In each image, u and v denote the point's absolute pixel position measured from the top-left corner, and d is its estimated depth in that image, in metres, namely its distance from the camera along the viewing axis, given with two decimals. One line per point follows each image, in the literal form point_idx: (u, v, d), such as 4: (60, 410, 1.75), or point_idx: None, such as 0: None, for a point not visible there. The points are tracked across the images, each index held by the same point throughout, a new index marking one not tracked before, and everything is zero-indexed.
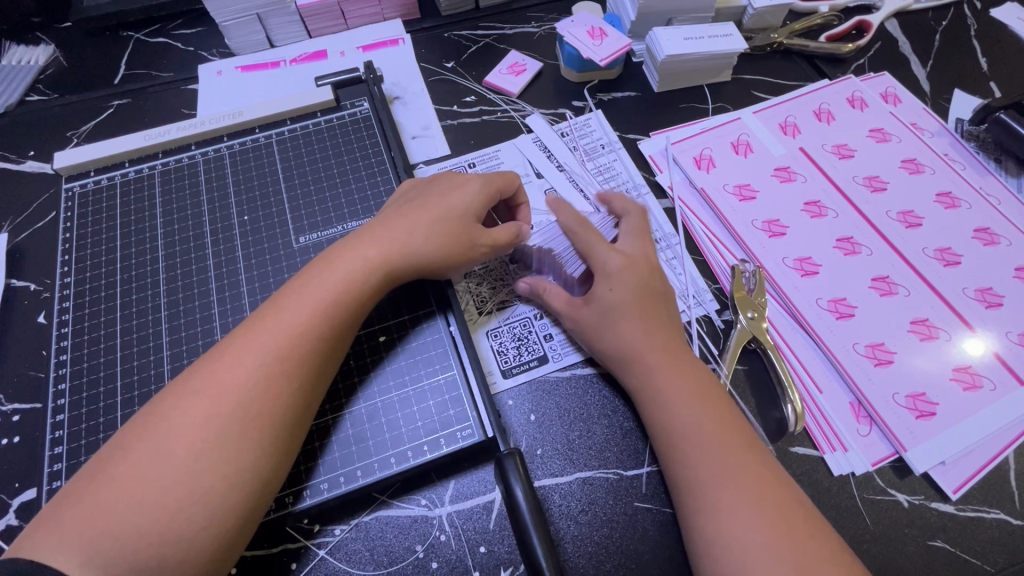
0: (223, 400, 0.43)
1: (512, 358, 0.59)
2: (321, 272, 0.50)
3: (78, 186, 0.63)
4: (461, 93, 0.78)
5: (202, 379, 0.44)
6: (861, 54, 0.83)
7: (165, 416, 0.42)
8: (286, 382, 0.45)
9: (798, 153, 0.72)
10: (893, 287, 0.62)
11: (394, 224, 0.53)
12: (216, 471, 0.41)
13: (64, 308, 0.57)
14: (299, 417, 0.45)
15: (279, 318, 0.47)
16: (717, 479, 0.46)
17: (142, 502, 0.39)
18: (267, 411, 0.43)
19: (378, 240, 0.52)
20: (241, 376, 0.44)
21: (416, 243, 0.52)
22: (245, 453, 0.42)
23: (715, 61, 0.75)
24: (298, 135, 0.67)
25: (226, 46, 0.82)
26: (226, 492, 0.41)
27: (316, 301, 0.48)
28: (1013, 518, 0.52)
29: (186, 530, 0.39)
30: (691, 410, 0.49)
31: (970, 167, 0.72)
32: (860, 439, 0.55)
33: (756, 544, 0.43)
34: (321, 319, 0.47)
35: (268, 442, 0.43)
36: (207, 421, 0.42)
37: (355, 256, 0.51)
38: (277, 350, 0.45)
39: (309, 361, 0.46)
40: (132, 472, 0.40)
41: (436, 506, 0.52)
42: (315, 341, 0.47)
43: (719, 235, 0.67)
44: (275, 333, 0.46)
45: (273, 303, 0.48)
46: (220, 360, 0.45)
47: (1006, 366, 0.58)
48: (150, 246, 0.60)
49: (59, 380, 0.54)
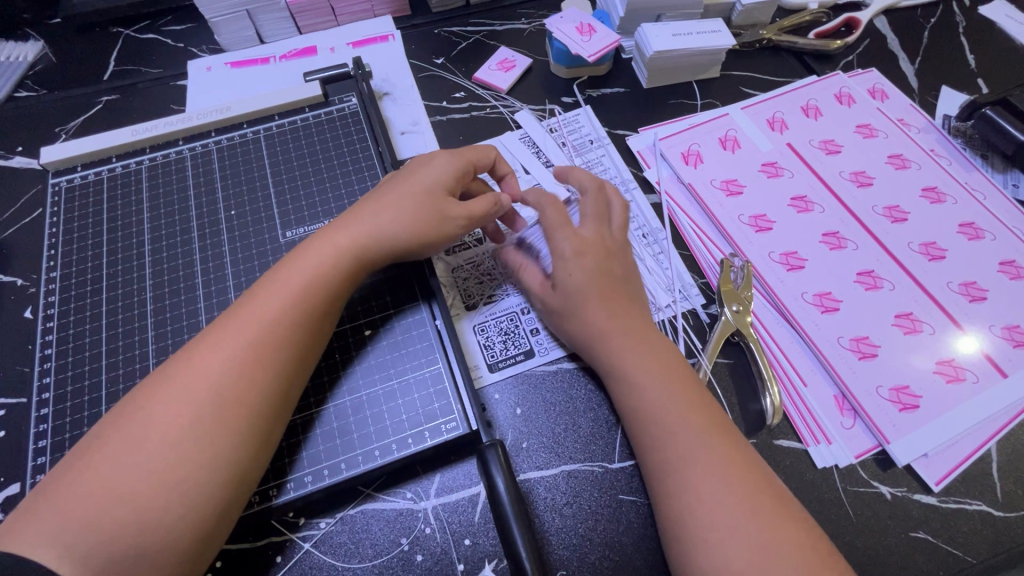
0: (199, 388, 0.43)
1: (498, 352, 0.60)
2: (298, 261, 0.50)
3: (66, 180, 0.63)
4: (450, 89, 0.78)
5: (179, 368, 0.44)
6: (850, 51, 0.83)
7: (143, 406, 0.42)
8: (263, 369, 0.45)
9: (786, 148, 0.72)
10: (878, 281, 0.62)
11: (371, 212, 0.53)
12: (194, 458, 0.41)
13: (50, 302, 0.57)
14: (279, 405, 0.46)
15: (255, 307, 0.47)
16: (692, 467, 0.45)
17: (123, 493, 0.39)
18: (243, 399, 0.44)
19: (355, 227, 0.52)
20: (218, 364, 0.44)
21: (393, 230, 0.52)
22: (222, 440, 0.42)
23: (703, 57, 0.76)
24: (286, 130, 0.67)
25: (216, 43, 0.82)
26: (204, 482, 0.41)
27: (292, 289, 0.48)
28: (994, 509, 0.53)
29: (165, 520, 0.39)
30: (667, 398, 0.49)
31: (956, 163, 0.72)
32: (844, 431, 0.55)
33: (733, 528, 0.43)
34: (298, 306, 0.48)
35: (246, 429, 0.43)
36: (184, 409, 0.42)
37: (331, 245, 0.51)
38: (252, 338, 0.46)
39: (286, 349, 0.46)
40: (111, 461, 0.40)
41: (421, 499, 0.52)
42: (293, 329, 0.47)
43: (706, 230, 0.67)
44: (250, 322, 0.46)
45: (251, 292, 0.49)
46: (197, 349, 0.45)
47: (989, 359, 0.58)
48: (136, 241, 0.60)
49: (44, 374, 0.54)
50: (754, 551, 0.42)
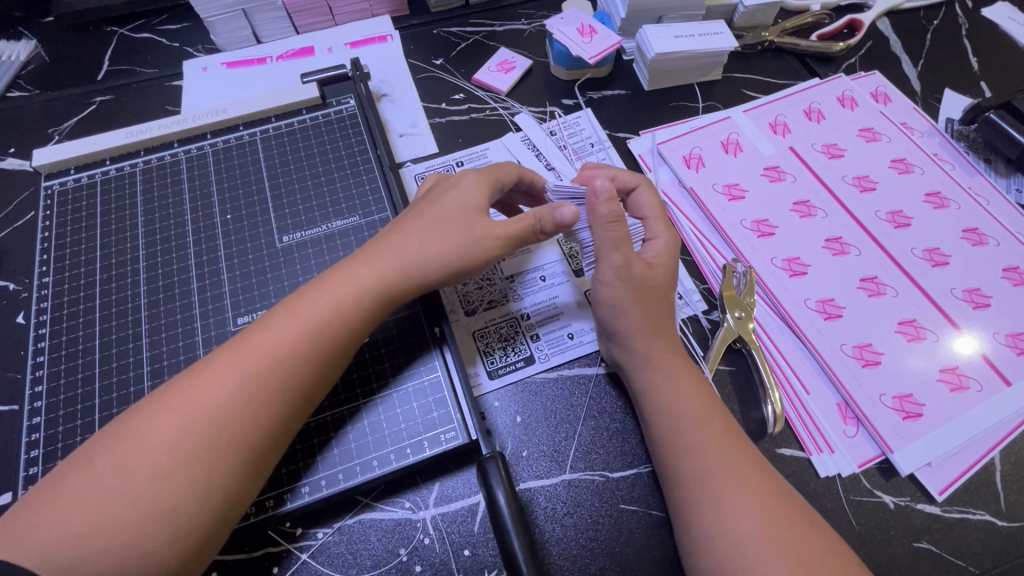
0: (202, 415, 0.42)
1: (499, 359, 0.59)
2: (318, 290, 0.49)
3: (59, 183, 0.62)
4: (450, 90, 0.77)
5: (184, 393, 0.43)
6: (852, 53, 0.82)
7: (136, 424, 0.42)
8: (268, 403, 0.44)
9: (788, 152, 0.71)
10: (882, 288, 0.62)
11: (398, 242, 0.51)
12: (184, 485, 0.40)
13: (42, 307, 0.56)
14: (280, 438, 0.45)
15: (272, 335, 0.46)
16: (715, 470, 0.45)
17: (116, 508, 0.38)
18: (242, 434, 0.43)
19: (382, 258, 0.51)
20: (227, 393, 0.43)
21: (413, 264, 0.51)
22: (218, 472, 0.41)
23: (705, 60, 0.75)
24: (283, 132, 0.66)
25: (212, 42, 0.81)
26: (193, 507, 0.40)
27: (311, 321, 0.47)
28: (998, 519, 0.52)
29: (147, 540, 0.38)
30: (689, 403, 0.49)
31: (959, 168, 0.71)
32: (847, 440, 0.55)
33: (758, 536, 0.42)
34: (313, 341, 0.47)
35: (245, 461, 0.43)
36: (183, 435, 0.41)
37: (349, 274, 0.50)
38: (260, 369, 0.44)
39: (297, 385, 0.45)
40: (96, 479, 0.39)
41: (420, 508, 0.51)
42: (307, 365, 0.46)
43: (708, 235, 0.67)
44: (260, 351, 0.45)
45: (269, 317, 0.48)
46: (206, 373, 0.44)
47: (993, 367, 0.57)
48: (130, 245, 0.59)
49: (36, 382, 0.53)
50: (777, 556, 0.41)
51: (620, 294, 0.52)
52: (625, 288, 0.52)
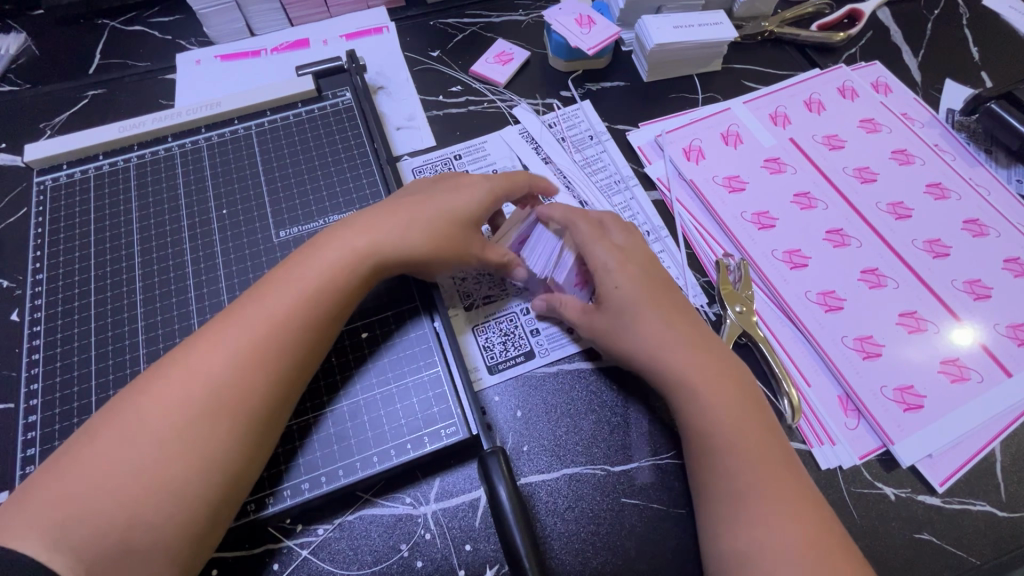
0: (192, 388, 0.42)
1: (499, 353, 0.59)
2: (305, 260, 0.49)
3: (51, 179, 0.62)
4: (447, 83, 0.76)
5: (178, 365, 0.43)
6: (853, 43, 0.82)
7: (132, 403, 0.41)
8: (263, 372, 0.44)
9: (788, 143, 0.71)
10: (882, 279, 0.61)
11: (386, 215, 0.52)
12: (182, 461, 0.40)
13: (36, 305, 0.56)
14: (279, 408, 0.45)
15: (260, 307, 0.46)
16: (733, 468, 0.46)
17: (121, 493, 0.38)
18: (239, 402, 0.42)
19: (370, 227, 0.51)
20: (217, 364, 0.43)
21: (406, 237, 0.51)
22: (215, 442, 0.41)
23: (705, 50, 0.74)
24: (279, 125, 0.65)
25: (205, 35, 0.79)
26: (194, 481, 0.40)
27: (299, 290, 0.47)
28: (998, 510, 0.53)
29: (151, 517, 0.38)
30: (714, 395, 0.48)
31: (960, 158, 0.71)
32: (848, 432, 0.55)
33: (772, 536, 0.43)
34: (302, 309, 0.46)
35: (244, 432, 0.42)
36: (178, 407, 0.41)
37: (341, 244, 0.49)
38: (254, 339, 0.44)
39: (289, 354, 0.45)
40: (95, 459, 0.39)
41: (421, 504, 0.51)
42: (298, 333, 0.46)
43: (708, 228, 0.66)
44: (254, 321, 0.45)
45: (255, 290, 0.47)
46: (194, 347, 0.44)
47: (993, 357, 0.57)
48: (125, 241, 0.59)
49: (31, 380, 0.52)
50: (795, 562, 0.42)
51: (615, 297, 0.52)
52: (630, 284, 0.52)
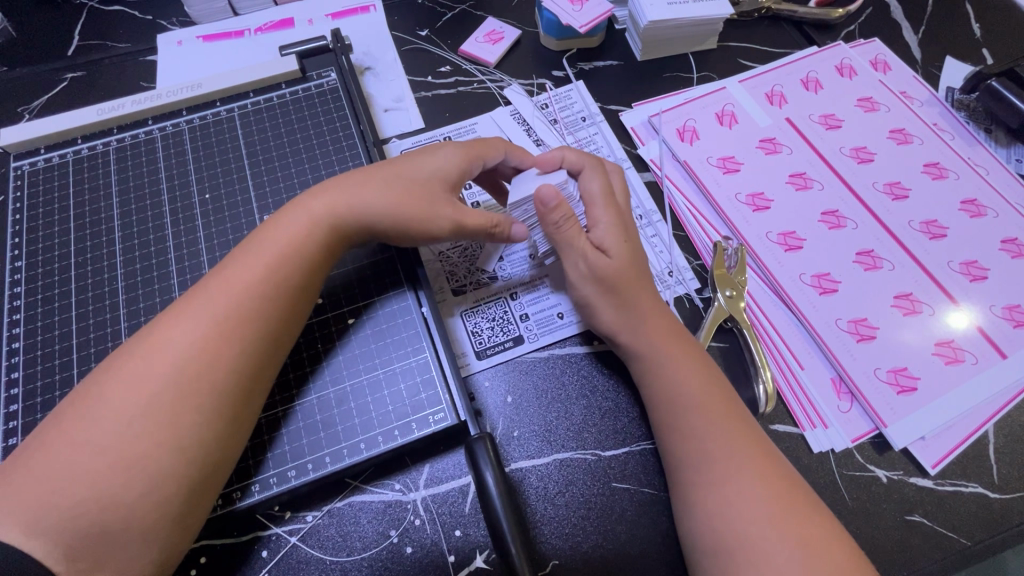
0: (156, 364, 0.41)
1: (487, 339, 0.58)
2: (269, 231, 0.47)
3: (28, 163, 0.60)
4: (437, 63, 0.74)
5: (143, 343, 0.42)
6: (852, 20, 0.80)
7: (98, 384, 0.40)
8: (231, 345, 0.43)
9: (785, 124, 0.69)
10: (878, 261, 0.61)
11: (354, 185, 0.50)
12: (152, 438, 0.39)
13: (16, 292, 0.55)
14: (250, 382, 0.44)
15: (224, 281, 0.45)
16: (717, 456, 0.45)
17: (95, 473, 0.37)
18: (207, 376, 0.41)
19: (335, 196, 0.49)
20: (181, 339, 0.42)
21: (377, 205, 0.50)
22: (185, 418, 0.40)
23: (700, 28, 0.72)
24: (262, 108, 0.63)
25: (186, 15, 0.77)
26: (169, 458, 0.39)
27: (264, 261, 0.46)
28: (990, 491, 0.52)
29: (125, 498, 0.38)
30: (693, 384, 0.48)
31: (959, 138, 0.70)
32: (841, 416, 0.54)
33: (761, 523, 0.42)
34: (269, 280, 0.45)
35: (213, 406, 0.41)
36: (144, 384, 0.40)
37: (307, 214, 0.48)
38: (219, 312, 0.43)
39: (257, 324, 0.44)
40: (64, 441, 0.38)
41: (410, 490, 0.51)
42: (265, 305, 0.45)
43: (702, 210, 0.65)
44: (217, 294, 0.44)
45: (218, 265, 0.46)
46: (159, 324, 0.43)
47: (988, 339, 0.57)
48: (105, 227, 0.57)
49: (11, 368, 0.51)
50: (794, 551, 0.40)
51: (605, 279, 0.51)
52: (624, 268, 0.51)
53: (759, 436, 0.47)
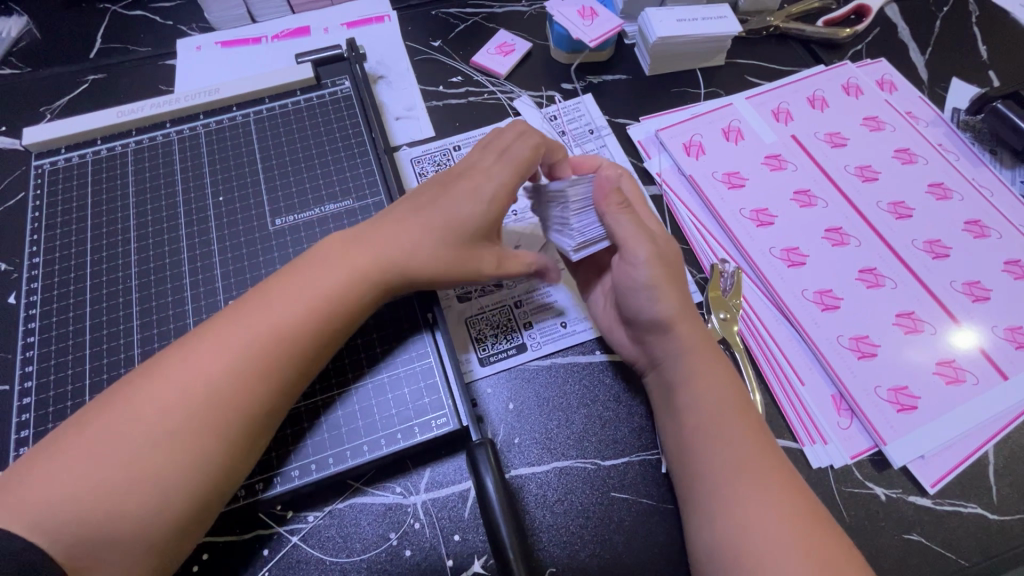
0: (190, 392, 0.41)
1: (490, 346, 0.59)
2: (314, 267, 0.48)
3: (49, 162, 0.62)
4: (448, 73, 0.76)
5: (177, 365, 0.42)
6: (859, 40, 0.81)
7: (126, 398, 0.41)
8: (262, 383, 0.43)
9: (790, 141, 0.70)
10: (880, 279, 0.61)
11: (400, 225, 0.50)
12: (172, 464, 0.40)
13: (32, 288, 0.56)
14: (272, 420, 0.44)
15: (267, 315, 0.45)
16: (738, 474, 0.44)
17: (101, 471, 0.38)
18: (236, 412, 0.42)
19: (382, 237, 0.49)
20: (219, 370, 0.42)
21: (416, 249, 0.49)
22: (207, 450, 0.41)
23: (708, 44, 0.73)
24: (277, 114, 0.65)
25: (206, 21, 0.79)
26: (185, 482, 0.40)
27: (307, 299, 0.46)
28: (989, 512, 0.52)
29: (130, 499, 0.38)
30: (721, 400, 0.48)
31: (964, 159, 0.70)
32: (840, 432, 0.55)
33: (776, 544, 0.41)
34: (309, 321, 0.46)
35: (234, 440, 0.42)
36: (172, 409, 0.41)
37: (353, 254, 0.48)
38: (257, 348, 0.44)
39: (291, 364, 0.45)
40: (83, 447, 0.39)
41: (411, 493, 0.51)
42: (300, 346, 0.45)
43: (706, 224, 0.66)
44: (259, 328, 0.44)
45: (263, 294, 0.47)
46: (197, 347, 0.43)
47: (989, 360, 0.57)
48: (122, 227, 0.59)
49: (26, 362, 0.52)
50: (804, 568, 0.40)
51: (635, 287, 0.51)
52: (646, 274, 0.50)
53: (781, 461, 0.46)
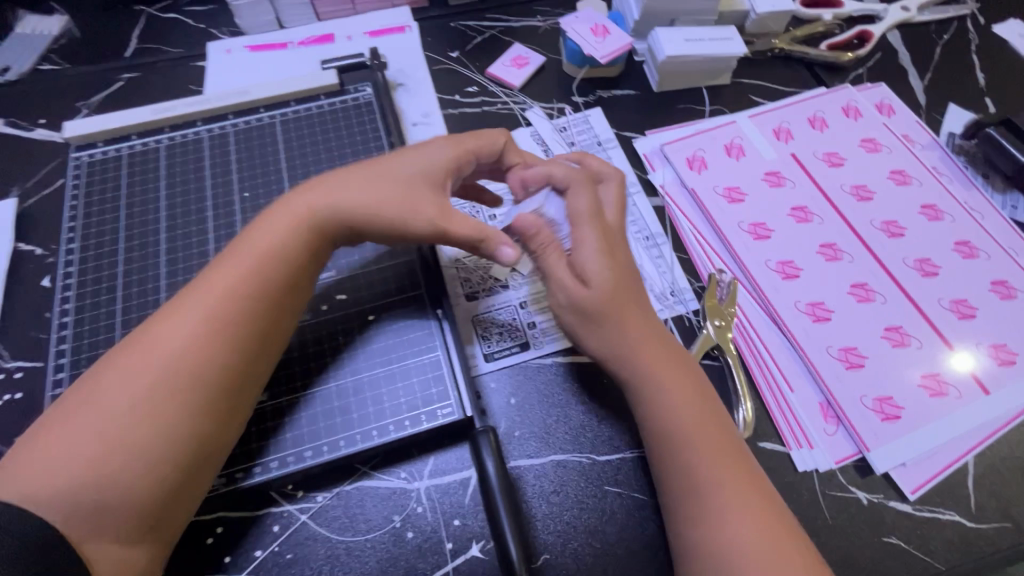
0: (152, 362, 0.44)
1: (494, 343, 0.62)
2: (258, 235, 0.50)
3: (87, 155, 0.65)
4: (464, 83, 0.80)
5: (143, 343, 0.45)
6: (861, 64, 0.84)
7: (102, 377, 0.44)
8: (215, 344, 0.46)
9: (790, 159, 0.73)
10: (871, 294, 0.64)
11: (344, 192, 0.53)
12: (149, 431, 0.43)
13: (67, 272, 0.59)
14: (235, 379, 0.47)
15: (211, 283, 0.48)
16: (704, 479, 0.47)
17: (104, 447, 0.41)
18: (197, 373, 0.45)
19: (327, 202, 0.52)
20: (173, 339, 0.45)
21: (379, 215, 0.53)
22: (178, 413, 0.44)
23: (714, 64, 0.77)
24: (301, 116, 0.68)
25: (237, 26, 0.83)
26: (166, 450, 0.43)
27: (250, 264, 0.49)
28: (966, 520, 0.55)
29: (133, 472, 0.42)
30: (682, 410, 0.50)
31: (957, 181, 0.73)
32: (826, 438, 0.57)
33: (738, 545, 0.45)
34: (252, 284, 0.48)
35: (200, 401, 0.45)
36: (139, 379, 0.44)
37: (296, 219, 0.51)
38: (205, 314, 0.46)
39: (240, 325, 0.47)
40: (70, 427, 0.42)
41: (414, 479, 0.54)
42: (246, 305, 0.48)
43: (706, 235, 0.69)
44: (204, 296, 0.47)
45: (210, 266, 0.49)
46: (156, 324, 0.46)
47: (972, 374, 0.60)
48: (152, 217, 0.62)
49: (60, 340, 0.56)
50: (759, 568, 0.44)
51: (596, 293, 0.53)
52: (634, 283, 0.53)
53: (747, 464, 0.49)
